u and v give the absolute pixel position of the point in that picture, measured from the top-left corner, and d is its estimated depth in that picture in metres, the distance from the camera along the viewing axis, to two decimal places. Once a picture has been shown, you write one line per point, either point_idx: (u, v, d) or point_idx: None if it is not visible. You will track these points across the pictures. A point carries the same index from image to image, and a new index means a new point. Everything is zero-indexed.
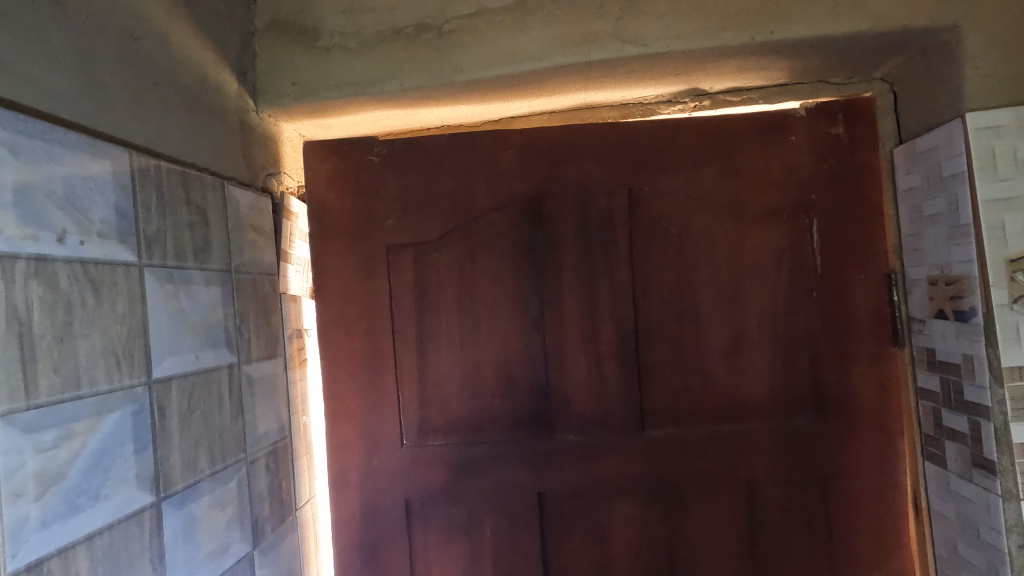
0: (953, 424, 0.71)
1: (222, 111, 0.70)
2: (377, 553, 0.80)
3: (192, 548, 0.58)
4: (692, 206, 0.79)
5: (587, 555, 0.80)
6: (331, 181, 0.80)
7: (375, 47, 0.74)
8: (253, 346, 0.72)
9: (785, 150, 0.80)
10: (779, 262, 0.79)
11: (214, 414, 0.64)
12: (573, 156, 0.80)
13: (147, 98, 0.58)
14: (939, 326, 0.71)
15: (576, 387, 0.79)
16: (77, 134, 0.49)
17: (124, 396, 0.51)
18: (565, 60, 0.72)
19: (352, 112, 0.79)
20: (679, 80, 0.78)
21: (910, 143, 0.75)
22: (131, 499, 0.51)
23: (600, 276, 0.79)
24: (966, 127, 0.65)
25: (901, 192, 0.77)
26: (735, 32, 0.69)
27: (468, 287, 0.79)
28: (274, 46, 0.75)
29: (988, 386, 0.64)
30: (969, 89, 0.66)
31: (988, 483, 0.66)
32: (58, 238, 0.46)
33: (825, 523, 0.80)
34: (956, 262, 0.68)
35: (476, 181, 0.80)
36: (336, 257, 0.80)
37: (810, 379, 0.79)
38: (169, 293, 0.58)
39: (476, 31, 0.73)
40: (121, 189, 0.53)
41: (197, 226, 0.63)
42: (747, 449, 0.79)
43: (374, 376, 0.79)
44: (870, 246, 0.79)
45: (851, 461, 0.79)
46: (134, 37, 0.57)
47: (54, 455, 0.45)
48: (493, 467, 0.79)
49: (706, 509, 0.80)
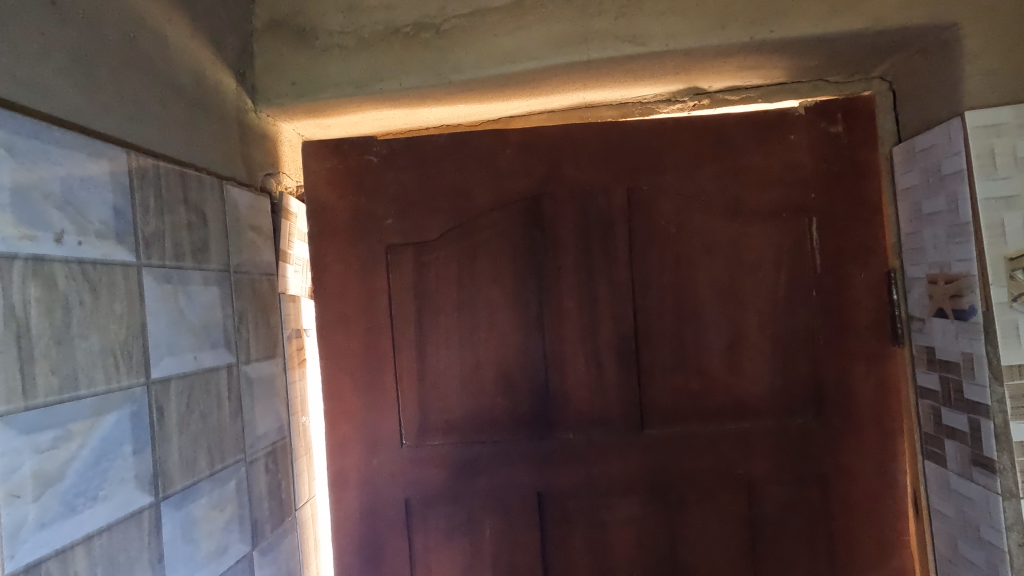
0: (953, 423, 0.71)
1: (221, 110, 0.70)
2: (377, 554, 0.80)
3: (191, 548, 0.58)
4: (691, 205, 0.79)
5: (587, 555, 0.80)
6: (329, 181, 0.80)
7: (373, 46, 0.74)
8: (251, 346, 0.72)
9: (785, 149, 0.79)
10: (778, 261, 0.79)
11: (213, 414, 0.64)
12: (572, 155, 0.80)
13: (145, 98, 0.58)
14: (938, 325, 0.71)
15: (575, 386, 0.79)
16: (75, 135, 0.49)
17: (122, 397, 0.51)
18: (564, 59, 0.71)
19: (351, 112, 0.79)
20: (678, 79, 0.78)
21: (910, 142, 0.75)
22: (130, 500, 0.51)
23: (599, 275, 0.79)
24: (965, 125, 0.65)
25: (900, 190, 0.77)
26: (734, 31, 0.69)
27: (468, 286, 0.79)
28: (272, 46, 0.75)
29: (988, 385, 0.64)
30: (969, 87, 0.66)
31: (988, 481, 0.66)
32: (56, 238, 0.46)
33: (825, 521, 0.80)
34: (955, 261, 0.67)
35: (476, 180, 0.80)
36: (335, 257, 0.80)
37: (809, 378, 0.79)
38: (168, 293, 0.58)
39: (474, 30, 0.73)
40: (120, 189, 0.53)
41: (195, 226, 0.63)
42: (747, 448, 0.79)
43: (373, 376, 0.79)
44: (870, 245, 0.79)
45: (851, 460, 0.79)
46: (132, 37, 0.57)
47: (53, 456, 0.44)
48: (493, 467, 0.79)
49: (706, 508, 0.80)
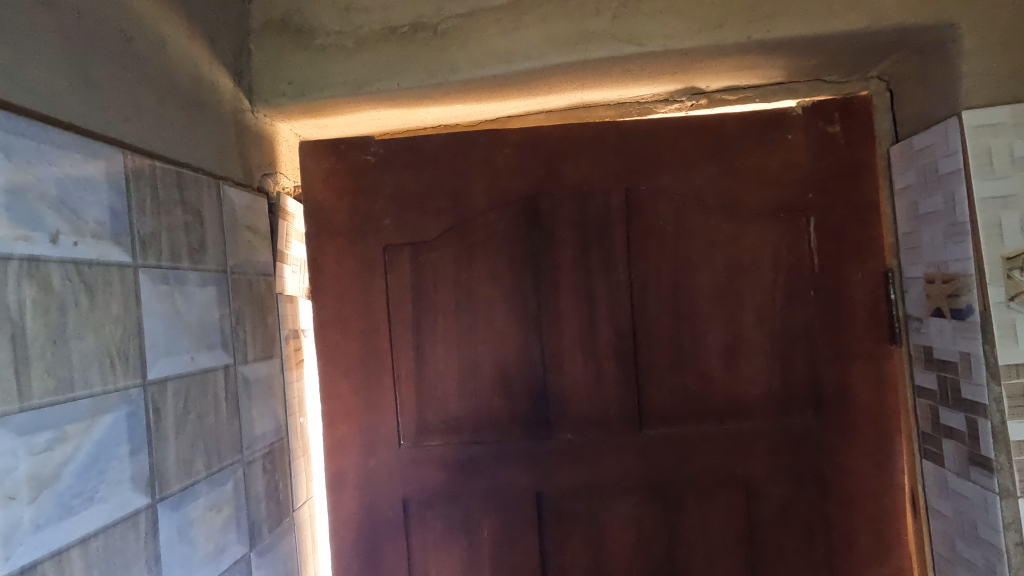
0: (950, 422, 0.71)
1: (217, 110, 0.70)
2: (375, 555, 0.80)
3: (188, 550, 0.58)
4: (689, 205, 0.79)
5: (586, 556, 0.80)
6: (327, 181, 0.80)
7: (370, 46, 0.74)
8: (249, 347, 0.71)
9: (782, 148, 0.80)
10: (776, 261, 0.79)
11: (210, 415, 0.63)
12: (570, 155, 0.80)
13: (141, 98, 0.58)
14: (936, 324, 0.71)
15: (573, 387, 0.79)
16: (70, 134, 0.49)
17: (119, 398, 0.51)
18: (562, 59, 0.71)
19: (349, 112, 0.79)
20: (676, 79, 0.78)
21: (907, 141, 0.75)
22: (126, 501, 0.51)
23: (597, 275, 0.79)
24: (962, 125, 0.65)
25: (898, 190, 0.77)
26: (731, 31, 0.69)
27: (466, 287, 0.79)
28: (269, 46, 0.75)
29: (985, 384, 0.64)
30: (966, 87, 0.66)
31: (985, 480, 0.66)
32: (51, 239, 0.46)
33: (824, 521, 0.80)
34: (953, 260, 0.68)
35: (474, 180, 0.79)
36: (332, 257, 0.79)
37: (808, 378, 0.79)
38: (164, 294, 0.58)
39: (472, 30, 0.73)
40: (116, 189, 0.53)
41: (192, 226, 0.63)
42: (746, 448, 0.79)
43: (371, 377, 0.79)
44: (867, 244, 0.79)
45: (849, 459, 0.79)
46: (128, 37, 0.57)
47: (48, 457, 0.44)
48: (492, 467, 0.79)
49: (705, 508, 0.80)
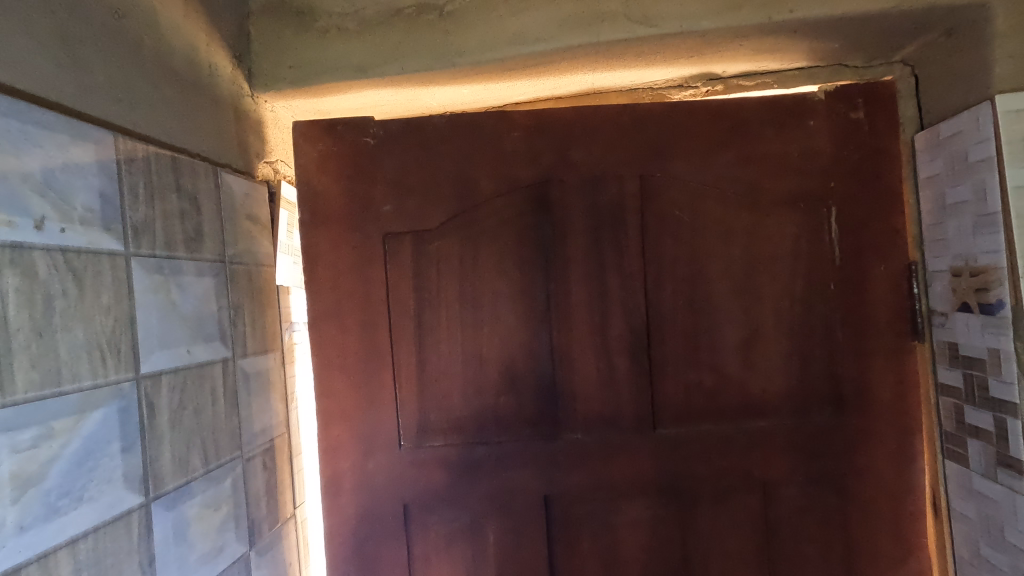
0: (977, 421, 0.68)
1: (215, 94, 0.67)
2: (374, 558, 0.78)
3: (184, 550, 0.56)
4: (705, 193, 0.76)
5: (593, 558, 0.78)
6: (325, 167, 0.76)
7: (374, 28, 0.71)
8: (248, 340, 0.69)
9: (803, 135, 0.76)
10: (795, 251, 0.76)
11: (207, 409, 0.61)
12: (581, 140, 0.77)
13: (134, 77, 0.55)
14: (962, 319, 0.68)
15: (582, 383, 0.76)
16: (56, 115, 0.46)
17: (110, 392, 0.49)
18: (572, 42, 0.69)
19: (350, 96, 0.76)
20: (691, 62, 0.75)
21: (933, 129, 0.71)
22: (118, 500, 0.49)
23: (609, 265, 0.76)
24: (996, 110, 0.62)
25: (922, 179, 0.74)
26: (751, 11, 0.66)
27: (470, 278, 0.76)
28: (269, 28, 0.72)
29: (1016, 382, 0.61)
30: (999, 70, 0.62)
31: (1013, 483, 0.63)
32: (36, 225, 0.43)
33: (841, 523, 0.77)
34: (982, 253, 0.64)
35: (479, 168, 0.77)
36: (329, 246, 0.76)
37: (826, 374, 0.76)
38: (159, 284, 0.56)
39: (478, 12, 0.70)
40: (107, 175, 0.51)
41: (188, 215, 0.60)
42: (762, 448, 0.77)
43: (371, 373, 0.77)
44: (891, 235, 0.76)
45: (869, 459, 0.76)
46: (120, 15, 0.54)
47: (32, 455, 0.42)
48: (497, 468, 0.77)
49: (720, 510, 0.77)
